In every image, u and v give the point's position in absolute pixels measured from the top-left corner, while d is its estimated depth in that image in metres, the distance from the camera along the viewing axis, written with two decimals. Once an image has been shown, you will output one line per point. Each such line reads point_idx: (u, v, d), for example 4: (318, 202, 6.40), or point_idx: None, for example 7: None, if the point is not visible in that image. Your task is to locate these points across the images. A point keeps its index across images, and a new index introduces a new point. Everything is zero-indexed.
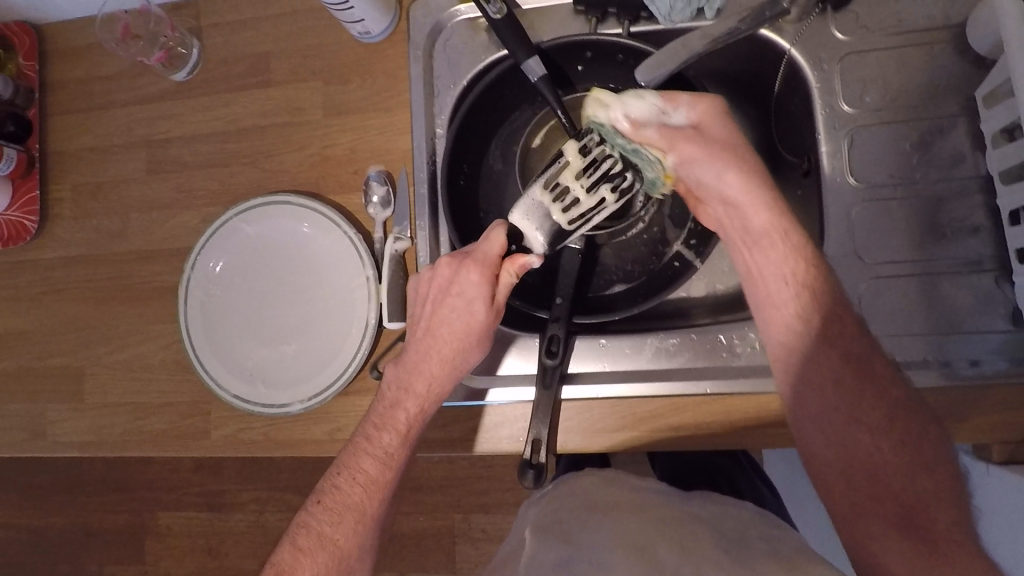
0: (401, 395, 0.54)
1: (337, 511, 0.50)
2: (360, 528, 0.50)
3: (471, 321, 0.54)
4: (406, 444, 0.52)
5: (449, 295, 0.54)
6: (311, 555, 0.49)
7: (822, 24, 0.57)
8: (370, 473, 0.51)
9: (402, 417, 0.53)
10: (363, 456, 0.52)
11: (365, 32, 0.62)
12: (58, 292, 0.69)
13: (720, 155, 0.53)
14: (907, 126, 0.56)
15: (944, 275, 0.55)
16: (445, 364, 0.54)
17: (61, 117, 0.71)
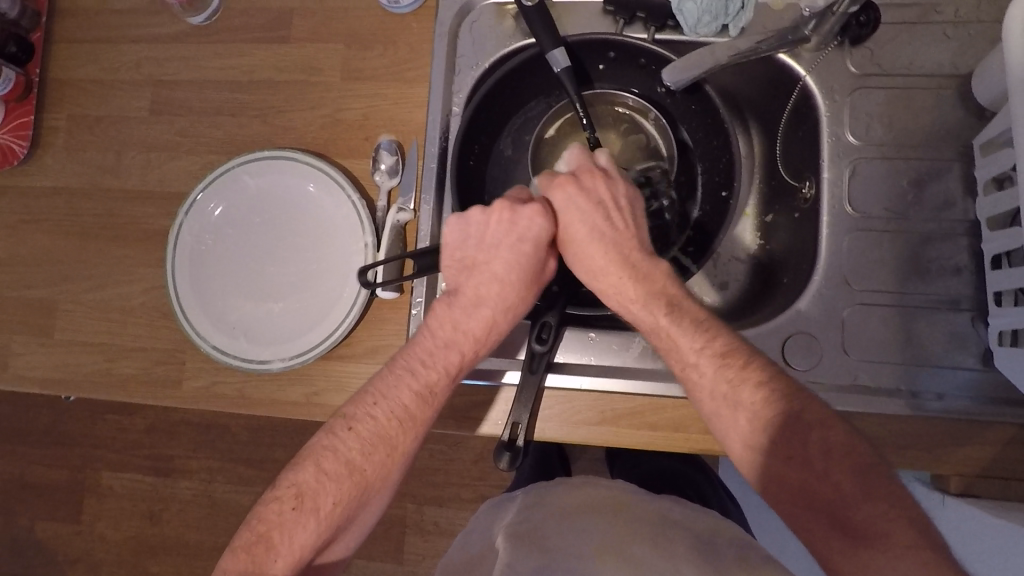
0: (449, 335, 0.53)
1: (370, 441, 0.48)
2: (394, 457, 0.49)
3: (531, 272, 0.55)
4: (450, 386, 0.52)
5: (517, 242, 0.54)
6: (336, 480, 0.46)
7: (838, 56, 0.59)
8: (410, 408, 0.50)
9: (453, 358, 0.52)
10: (403, 389, 0.50)
11: (394, 1, 0.62)
12: (38, 222, 0.67)
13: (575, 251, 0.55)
14: (906, 164, 0.58)
15: (924, 310, 0.57)
16: (504, 310, 0.54)
17: (65, 45, 0.69)
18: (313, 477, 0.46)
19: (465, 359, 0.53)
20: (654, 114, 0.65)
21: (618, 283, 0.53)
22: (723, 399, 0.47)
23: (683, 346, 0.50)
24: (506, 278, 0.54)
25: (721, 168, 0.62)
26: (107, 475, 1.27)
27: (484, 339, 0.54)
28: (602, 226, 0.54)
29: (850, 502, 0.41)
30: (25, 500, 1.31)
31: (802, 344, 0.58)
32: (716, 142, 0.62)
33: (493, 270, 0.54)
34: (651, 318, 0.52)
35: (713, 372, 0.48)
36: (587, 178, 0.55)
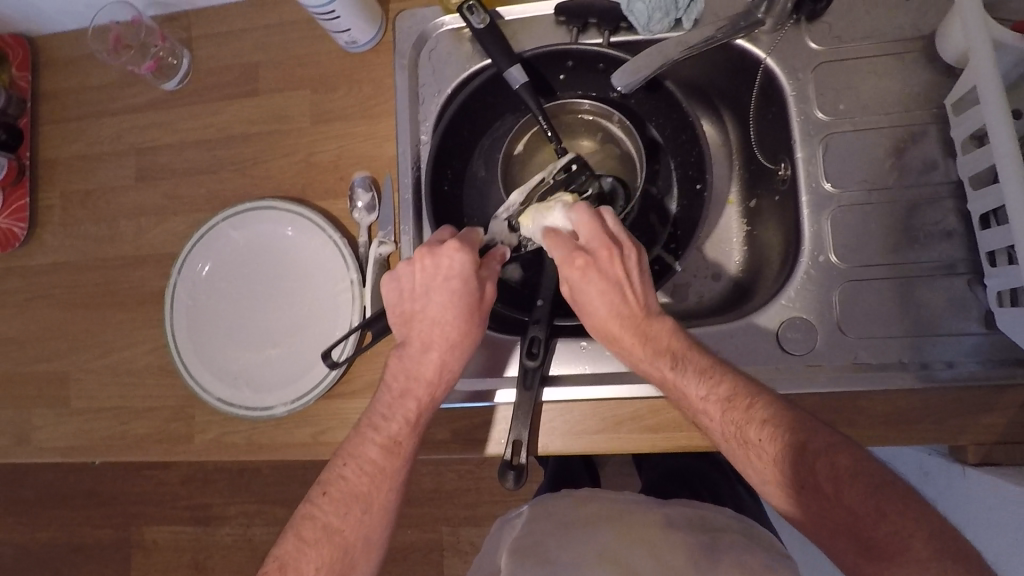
0: (402, 383, 0.53)
1: (344, 503, 0.50)
2: (368, 512, 0.50)
3: (477, 304, 0.54)
4: (414, 433, 0.52)
5: (445, 283, 0.53)
6: (318, 545, 0.48)
7: (797, 34, 0.59)
8: (376, 463, 0.51)
9: (411, 407, 0.52)
10: (367, 447, 0.51)
11: (352, 42, 0.64)
12: (44, 298, 0.70)
13: (604, 306, 0.53)
14: (881, 133, 0.57)
15: (919, 279, 0.55)
16: (452, 347, 0.54)
17: (52, 126, 0.72)
18: (298, 543, 0.49)
19: (423, 403, 0.53)
20: (617, 117, 0.63)
21: (626, 349, 0.53)
22: (731, 434, 0.48)
23: (691, 388, 0.50)
24: (445, 318, 0.53)
25: (692, 161, 0.62)
26: (151, 530, 1.31)
27: (438, 382, 0.53)
28: (620, 306, 0.53)
29: (868, 523, 0.41)
30: (77, 563, 1.35)
31: (797, 330, 0.57)
32: (683, 136, 0.62)
33: (435, 310, 0.53)
34: (658, 374, 0.51)
35: (722, 415, 0.48)
36: (604, 259, 0.53)
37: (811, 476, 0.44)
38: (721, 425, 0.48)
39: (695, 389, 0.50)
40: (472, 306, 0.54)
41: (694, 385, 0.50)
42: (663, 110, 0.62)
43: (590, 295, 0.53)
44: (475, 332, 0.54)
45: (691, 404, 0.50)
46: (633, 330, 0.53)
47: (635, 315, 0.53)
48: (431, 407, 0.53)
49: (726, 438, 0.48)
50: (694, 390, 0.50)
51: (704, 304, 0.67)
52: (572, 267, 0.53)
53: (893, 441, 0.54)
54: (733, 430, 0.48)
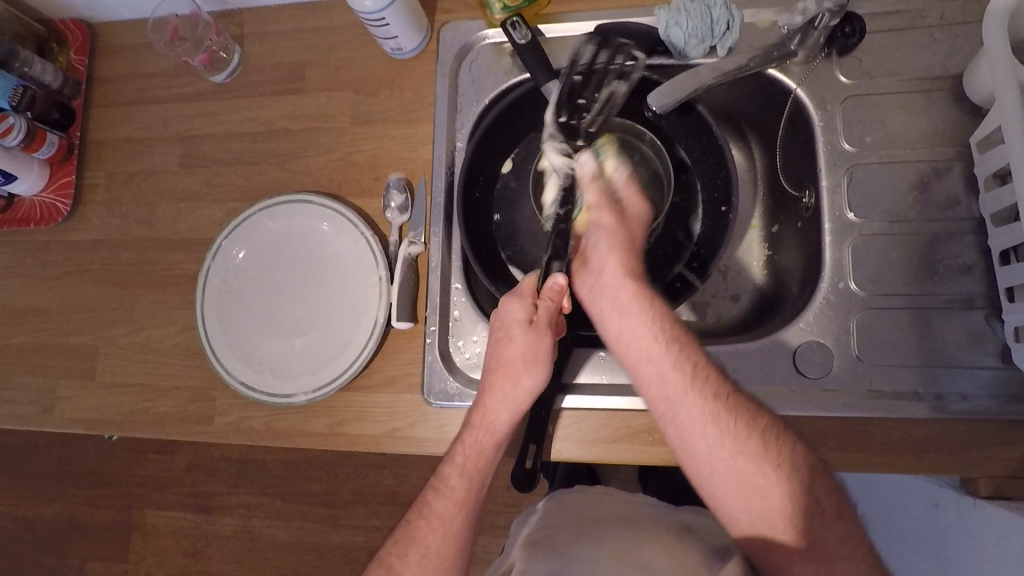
0: (463, 435, 0.55)
1: (409, 552, 0.51)
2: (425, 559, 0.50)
3: (531, 358, 0.55)
4: (471, 479, 0.53)
5: (506, 332, 0.56)
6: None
7: (828, 67, 0.61)
8: (439, 513, 0.52)
9: (470, 456, 0.53)
10: (433, 499, 0.53)
11: (397, 48, 0.66)
12: (80, 273, 0.72)
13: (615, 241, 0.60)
14: (905, 167, 0.59)
15: (937, 311, 0.56)
16: (511, 399, 0.55)
17: (102, 109, 0.75)
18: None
19: (473, 447, 0.54)
20: (649, 137, 0.66)
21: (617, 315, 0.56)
22: (706, 423, 0.49)
23: (682, 362, 0.52)
24: (513, 365, 0.55)
25: (719, 183, 0.63)
26: (152, 514, 1.32)
27: (495, 429, 0.54)
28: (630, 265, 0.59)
29: (824, 522, 0.47)
30: (76, 542, 1.36)
31: (814, 353, 0.58)
32: (712, 159, 0.64)
33: (503, 356, 0.56)
34: (649, 344, 0.53)
35: (705, 399, 0.50)
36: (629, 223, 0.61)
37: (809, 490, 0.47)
38: (689, 402, 0.50)
39: (662, 365, 0.52)
40: (528, 358, 0.55)
41: (665, 358, 0.52)
42: (692, 134, 0.64)
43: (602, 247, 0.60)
44: (530, 385, 0.55)
45: (679, 387, 0.51)
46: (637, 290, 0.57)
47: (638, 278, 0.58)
48: (485, 455, 0.53)
49: (729, 455, 0.49)
50: (662, 365, 0.52)
51: (721, 323, 0.68)
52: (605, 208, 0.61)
53: (903, 469, 0.55)
54: (732, 441, 0.49)
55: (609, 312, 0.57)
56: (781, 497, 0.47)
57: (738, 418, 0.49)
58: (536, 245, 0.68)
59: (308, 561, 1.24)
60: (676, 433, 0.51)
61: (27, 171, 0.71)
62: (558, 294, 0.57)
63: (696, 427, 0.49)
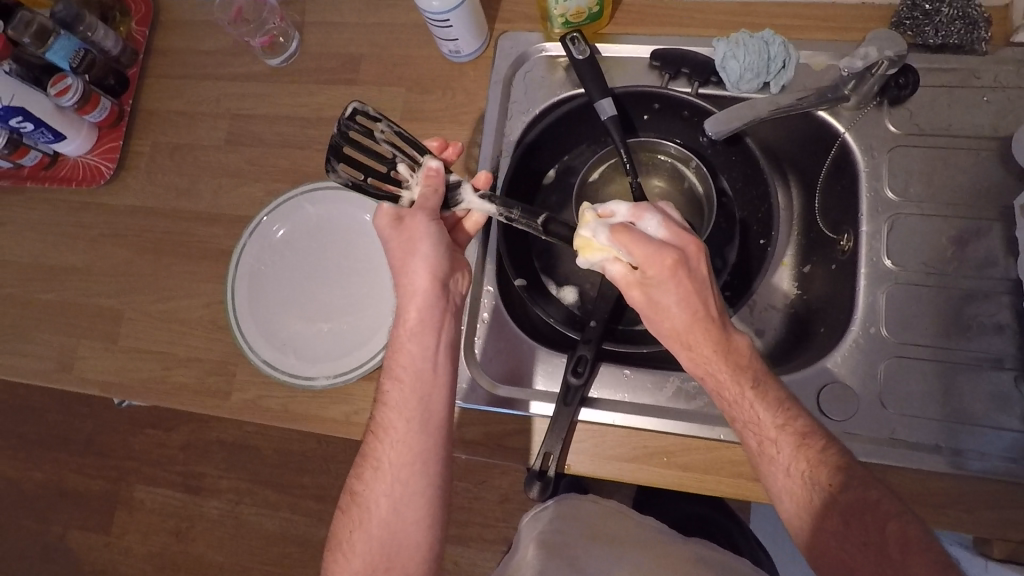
0: (388, 376, 0.53)
1: (369, 506, 0.52)
2: (384, 519, 0.51)
3: (421, 325, 0.53)
4: (411, 421, 0.51)
5: (415, 251, 0.53)
6: (351, 545, 0.51)
7: (878, 115, 0.61)
8: (376, 471, 0.52)
9: (389, 415, 0.52)
10: (369, 458, 0.52)
11: (455, 50, 0.68)
12: (115, 236, 0.73)
13: (684, 306, 0.48)
14: (945, 222, 0.59)
15: (964, 367, 0.57)
16: (420, 351, 0.53)
17: (156, 80, 0.77)
18: (344, 542, 0.52)
19: (397, 400, 0.52)
20: (695, 163, 0.65)
21: (709, 362, 0.49)
22: (789, 489, 0.47)
23: (752, 428, 0.48)
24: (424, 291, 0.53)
25: (759, 218, 0.64)
26: (140, 489, 1.31)
27: (409, 383, 0.52)
28: (702, 310, 0.48)
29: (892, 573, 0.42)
30: (59, 509, 1.35)
31: (838, 396, 0.57)
32: (755, 192, 0.65)
33: (406, 264, 0.53)
34: (734, 393, 0.49)
35: (792, 453, 0.47)
36: (692, 255, 0.49)
37: (863, 531, 0.44)
38: (788, 463, 0.47)
39: (764, 423, 0.48)
40: (423, 324, 0.53)
41: (762, 415, 0.48)
42: (738, 165, 0.65)
43: (668, 300, 0.48)
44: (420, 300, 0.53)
45: (759, 449, 0.48)
46: (715, 341, 0.49)
47: (709, 324, 0.49)
48: (402, 413, 0.52)
49: (807, 523, 0.47)
50: (763, 423, 0.48)
51: None
52: (662, 260, 0.47)
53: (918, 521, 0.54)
54: (799, 510, 0.47)
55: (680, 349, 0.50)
56: (829, 523, 0.45)
57: (814, 455, 0.47)
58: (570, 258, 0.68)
59: (291, 553, 1.23)
60: (778, 490, 0.48)
61: (76, 132, 0.72)
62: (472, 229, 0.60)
63: (791, 487, 0.47)
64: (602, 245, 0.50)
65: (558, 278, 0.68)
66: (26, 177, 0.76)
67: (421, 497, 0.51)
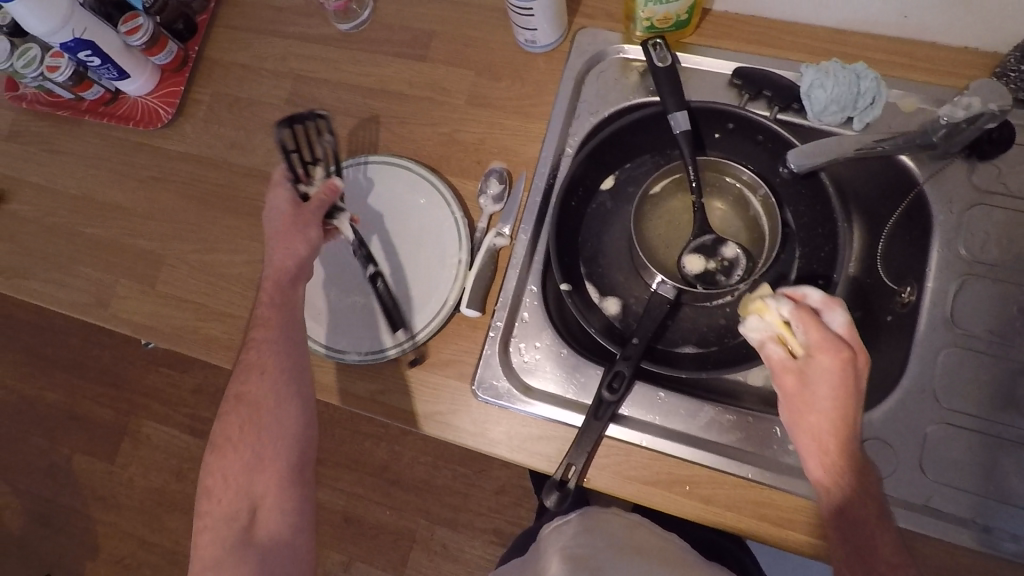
0: (260, 326, 0.58)
1: (226, 457, 0.57)
2: (274, 496, 0.56)
3: (285, 291, 0.59)
4: (276, 375, 0.57)
5: (286, 233, 0.59)
6: (214, 500, 0.56)
7: (964, 168, 0.59)
8: (236, 419, 0.57)
9: (261, 360, 0.57)
10: (239, 406, 0.57)
11: (532, 41, 0.66)
12: (164, 180, 0.73)
13: (839, 405, 0.45)
14: (1016, 292, 0.57)
15: (1012, 444, 0.55)
16: (278, 308, 0.58)
17: (224, 29, 0.76)
18: (206, 483, 0.57)
19: (259, 348, 0.58)
20: (764, 192, 0.63)
21: (838, 471, 0.45)
22: None
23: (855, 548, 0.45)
24: (286, 264, 0.58)
25: (821, 257, 0.62)
26: (149, 425, 1.34)
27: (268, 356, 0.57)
28: (851, 417, 0.45)
29: None
30: (68, 432, 1.37)
31: (877, 453, 0.55)
32: (820, 231, 0.63)
33: (277, 241, 0.59)
34: (855, 506, 0.45)
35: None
36: (859, 362, 0.46)
37: None
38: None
39: (877, 540, 0.44)
40: (294, 285, 0.59)
41: (878, 531, 0.44)
42: (806, 200, 0.63)
43: (823, 392, 0.45)
44: (282, 274, 0.58)
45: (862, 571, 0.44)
46: (849, 452, 0.45)
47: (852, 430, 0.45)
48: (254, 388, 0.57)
49: None
50: (876, 540, 0.44)
51: None
52: (831, 353, 0.45)
53: None
54: None
55: (809, 453, 0.46)
56: None
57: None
58: (618, 269, 0.66)
59: None
60: None
61: (139, 72, 0.72)
62: (325, 194, 0.59)
63: None
64: (777, 320, 0.48)
65: (601, 288, 0.65)
66: (85, 111, 0.76)
67: (281, 467, 0.56)
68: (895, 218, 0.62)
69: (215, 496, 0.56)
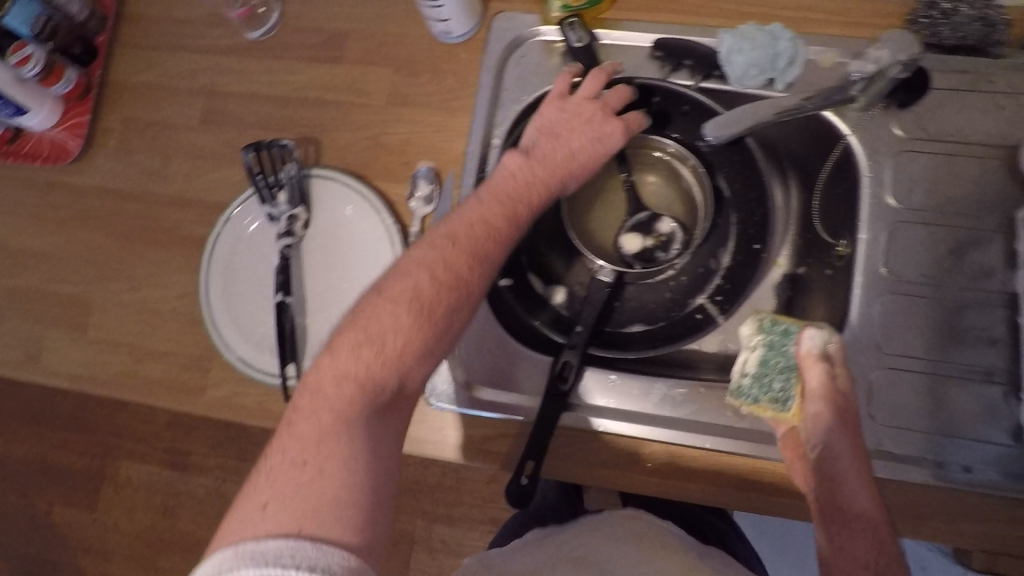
0: (444, 233, 0.52)
1: (339, 374, 0.45)
2: (354, 474, 0.41)
3: (507, 202, 0.54)
4: (429, 330, 0.47)
5: (571, 124, 0.59)
6: (285, 446, 0.42)
7: (884, 117, 0.59)
8: (359, 361, 0.45)
9: (446, 270, 0.50)
10: (353, 345, 0.46)
11: (446, 32, 0.64)
12: (84, 219, 0.69)
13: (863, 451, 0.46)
14: (946, 232, 0.58)
15: (955, 378, 0.56)
16: (496, 203, 0.54)
17: (126, 50, 0.72)
18: (289, 428, 0.43)
19: (467, 244, 0.51)
20: (693, 162, 0.63)
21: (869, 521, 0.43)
22: None
23: None
24: (529, 181, 0.56)
25: (756, 221, 0.63)
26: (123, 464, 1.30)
27: (464, 246, 0.51)
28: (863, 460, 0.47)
29: None
30: (40, 483, 1.33)
31: None
32: (752, 195, 0.64)
33: (554, 131, 0.58)
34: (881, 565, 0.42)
35: None
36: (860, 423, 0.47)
37: None
38: None
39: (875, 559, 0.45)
40: (507, 197, 0.55)
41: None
42: (736, 164, 0.64)
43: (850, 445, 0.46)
44: (542, 180, 0.56)
45: None
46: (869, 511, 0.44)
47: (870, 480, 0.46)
48: (438, 283, 0.49)
49: None
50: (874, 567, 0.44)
51: None
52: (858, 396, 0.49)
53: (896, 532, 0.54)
54: None
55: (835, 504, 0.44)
56: None
57: None
58: (560, 256, 0.66)
59: None
60: None
61: (39, 104, 0.68)
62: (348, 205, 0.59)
63: None
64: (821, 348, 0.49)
65: (546, 277, 0.65)
66: None
67: (381, 448, 0.44)
68: (826, 172, 0.62)
69: (265, 483, 0.40)
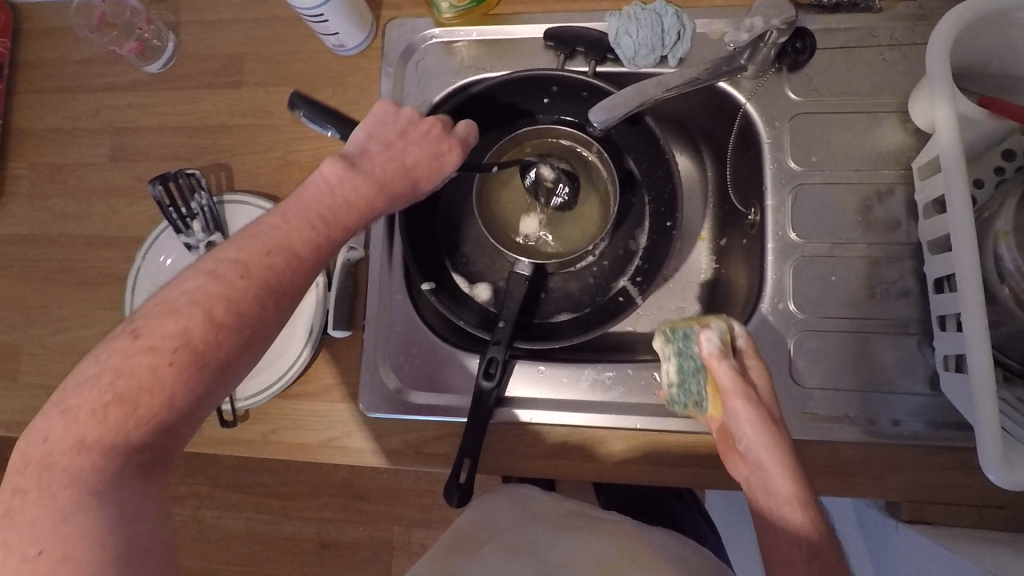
0: (227, 254, 0.41)
1: (72, 428, 0.35)
2: (110, 551, 0.33)
3: (305, 218, 0.43)
4: (214, 338, 0.38)
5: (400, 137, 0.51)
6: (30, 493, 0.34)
7: (778, 83, 0.60)
8: (96, 401, 0.35)
9: (235, 291, 0.39)
10: (99, 375, 0.36)
11: (339, 45, 0.63)
12: (3, 269, 0.69)
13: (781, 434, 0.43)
14: (851, 189, 0.58)
15: (874, 334, 0.56)
16: (301, 223, 0.43)
17: (28, 95, 0.71)
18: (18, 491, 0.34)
19: (256, 257, 0.41)
20: (596, 147, 0.64)
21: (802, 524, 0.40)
22: None
23: None
24: (343, 189, 0.46)
25: (665, 198, 0.63)
26: None
27: (256, 277, 0.40)
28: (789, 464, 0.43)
29: None
30: None
31: None
32: (659, 172, 0.62)
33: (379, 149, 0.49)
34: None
35: None
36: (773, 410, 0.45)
37: None
38: None
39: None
40: (309, 218, 0.44)
41: None
42: (642, 146, 0.63)
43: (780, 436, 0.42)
44: (347, 188, 0.46)
45: None
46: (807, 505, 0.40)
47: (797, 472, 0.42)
48: (214, 324, 0.38)
49: None
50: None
51: None
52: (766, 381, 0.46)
53: (829, 491, 0.55)
54: None
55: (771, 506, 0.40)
56: None
57: None
58: (482, 254, 0.67)
59: (258, 553, 1.22)
60: None
61: None
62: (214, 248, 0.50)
63: None
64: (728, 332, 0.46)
65: (470, 275, 0.66)
66: None
67: (147, 509, 0.36)
68: (733, 141, 0.64)
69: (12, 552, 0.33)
